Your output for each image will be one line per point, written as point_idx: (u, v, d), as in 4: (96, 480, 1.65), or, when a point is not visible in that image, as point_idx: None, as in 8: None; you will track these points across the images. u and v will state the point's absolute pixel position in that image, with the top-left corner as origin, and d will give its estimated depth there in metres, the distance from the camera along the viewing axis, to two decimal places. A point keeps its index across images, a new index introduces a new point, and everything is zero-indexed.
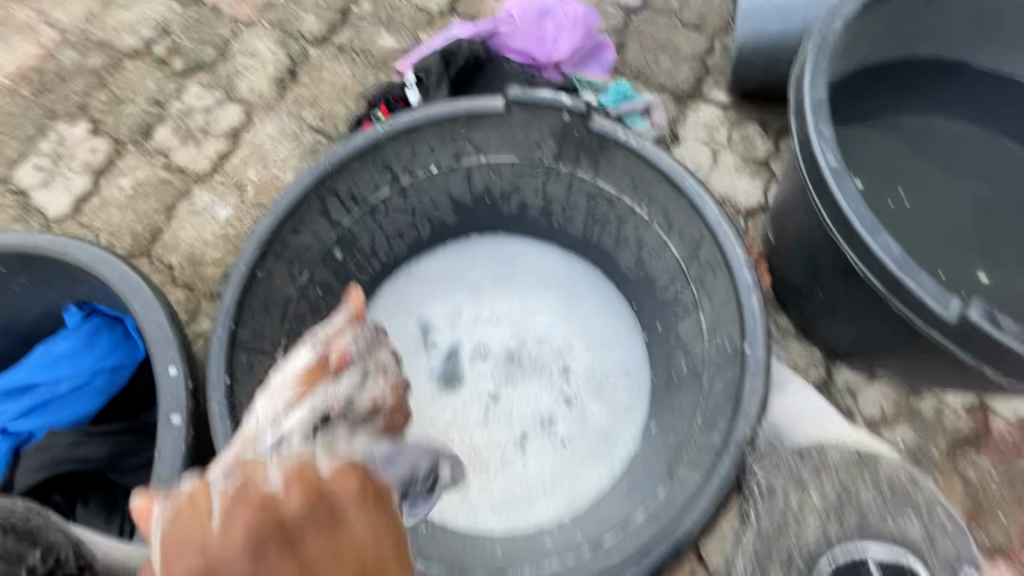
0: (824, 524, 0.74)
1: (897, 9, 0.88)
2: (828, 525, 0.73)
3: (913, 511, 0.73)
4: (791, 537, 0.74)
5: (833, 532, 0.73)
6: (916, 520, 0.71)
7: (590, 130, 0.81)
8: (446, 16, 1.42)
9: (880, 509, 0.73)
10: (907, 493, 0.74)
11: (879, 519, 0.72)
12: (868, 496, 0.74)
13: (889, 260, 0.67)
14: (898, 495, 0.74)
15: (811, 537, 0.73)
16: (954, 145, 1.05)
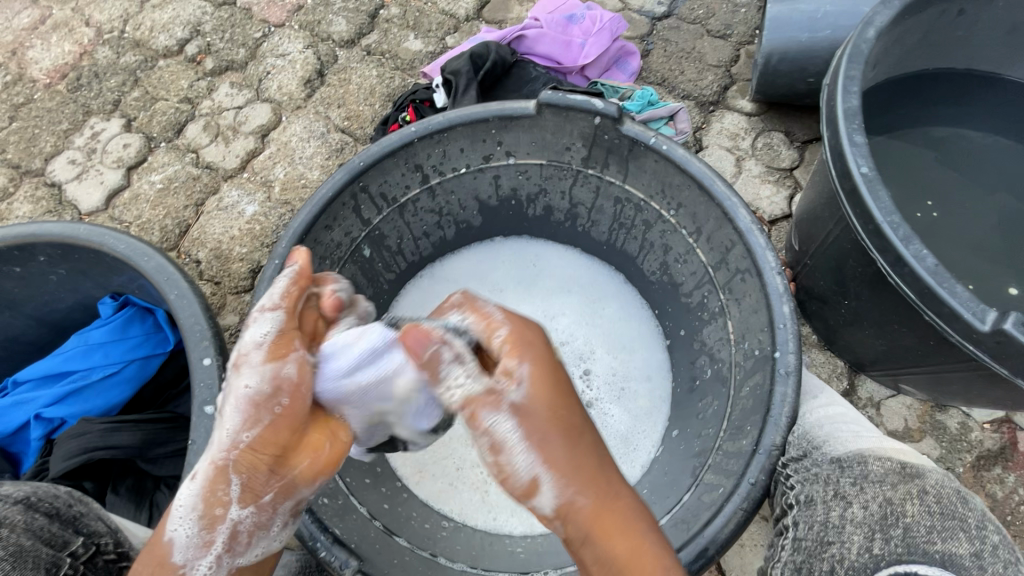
0: (867, 540, 0.58)
1: (931, 19, 0.86)
2: (872, 541, 0.57)
3: (977, 533, 0.57)
4: (830, 552, 0.58)
5: (878, 549, 0.57)
6: (980, 545, 0.56)
7: (621, 134, 0.82)
8: (473, 20, 1.44)
9: (937, 528, 0.57)
10: (970, 511, 0.59)
11: (930, 539, 0.56)
12: (922, 511, 0.58)
13: (922, 269, 0.66)
14: (954, 511, 0.58)
15: (853, 554, 0.57)
16: (979, 158, 1.05)
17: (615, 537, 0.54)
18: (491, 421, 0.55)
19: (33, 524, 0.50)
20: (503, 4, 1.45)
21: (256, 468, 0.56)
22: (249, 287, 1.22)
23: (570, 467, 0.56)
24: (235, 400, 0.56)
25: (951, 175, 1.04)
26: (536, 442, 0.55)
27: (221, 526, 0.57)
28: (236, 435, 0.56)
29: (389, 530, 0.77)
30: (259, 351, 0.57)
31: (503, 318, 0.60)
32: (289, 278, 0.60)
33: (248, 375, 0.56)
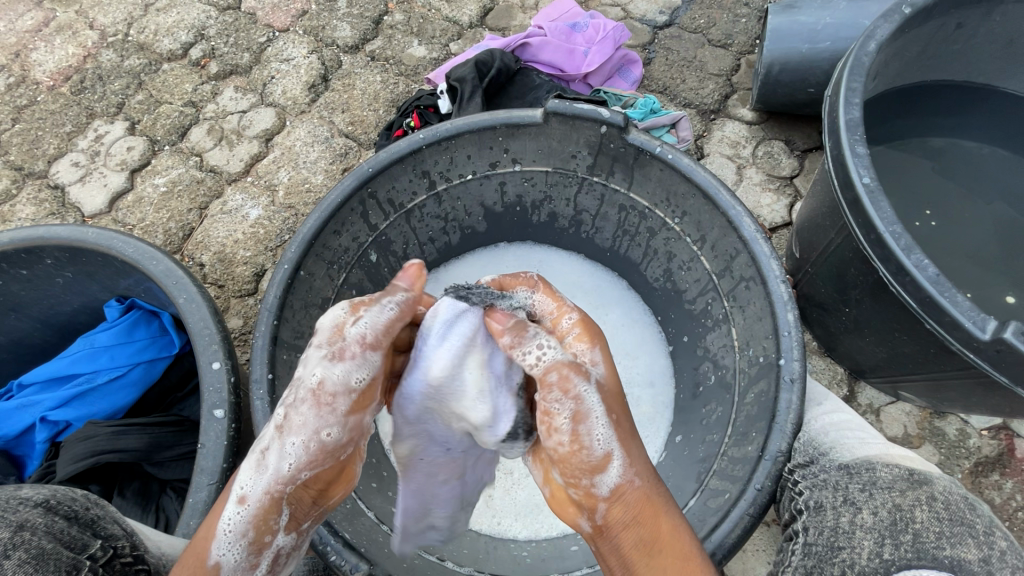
0: (878, 545, 0.56)
1: (929, 33, 0.88)
2: (883, 546, 0.56)
3: (986, 539, 0.56)
4: (841, 557, 0.58)
5: (889, 555, 0.55)
6: (990, 550, 0.54)
7: (627, 143, 0.83)
8: (477, 27, 1.45)
9: (947, 533, 0.56)
10: (979, 517, 0.58)
11: (941, 544, 0.55)
12: (931, 517, 0.57)
13: (924, 279, 0.68)
14: (963, 517, 0.57)
15: (864, 560, 0.56)
16: (975, 169, 1.07)
17: (662, 521, 0.57)
18: (581, 389, 0.57)
19: (53, 527, 0.50)
20: (507, 11, 1.47)
21: (303, 499, 0.59)
22: (253, 290, 1.22)
23: (631, 451, 0.58)
24: (305, 436, 0.56)
25: (948, 185, 1.06)
26: (614, 419, 0.58)
27: (265, 550, 0.57)
28: (295, 470, 0.56)
29: None
30: (344, 396, 0.57)
31: (574, 307, 0.68)
32: (397, 310, 0.62)
33: (330, 421, 0.56)
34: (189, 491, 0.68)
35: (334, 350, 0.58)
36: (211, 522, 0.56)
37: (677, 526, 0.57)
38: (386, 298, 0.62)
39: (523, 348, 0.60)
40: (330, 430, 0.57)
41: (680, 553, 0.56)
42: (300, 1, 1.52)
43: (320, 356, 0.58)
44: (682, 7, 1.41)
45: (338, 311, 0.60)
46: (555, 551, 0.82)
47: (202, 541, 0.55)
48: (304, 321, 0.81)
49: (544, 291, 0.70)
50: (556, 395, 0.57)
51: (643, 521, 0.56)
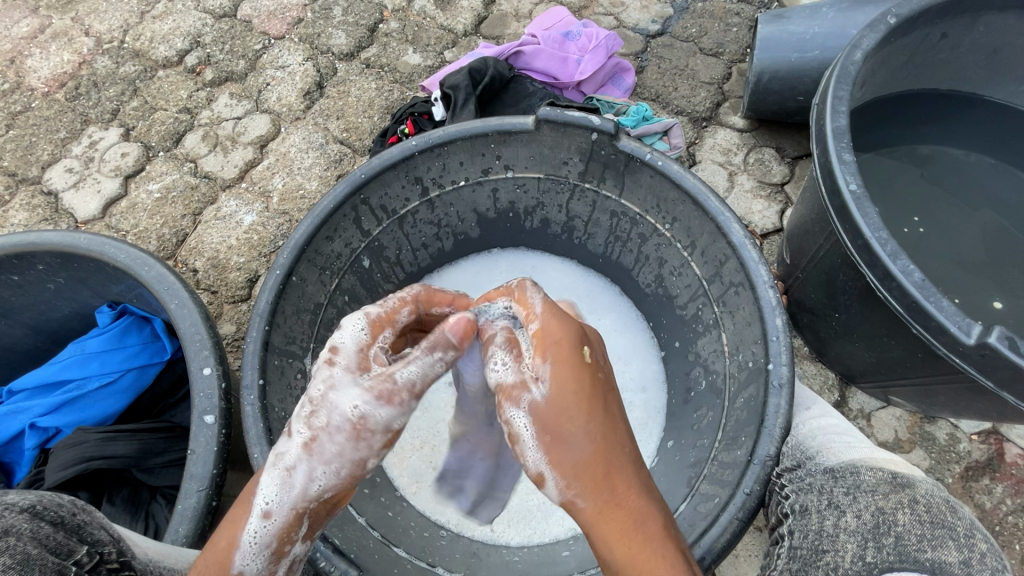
0: (861, 548, 0.57)
1: (915, 43, 0.90)
2: (865, 549, 0.57)
3: (967, 541, 0.56)
4: (825, 560, 0.58)
5: (871, 558, 0.56)
6: (970, 552, 0.55)
7: (617, 149, 0.84)
8: (471, 35, 1.47)
9: (928, 536, 0.56)
10: (959, 519, 0.58)
11: (921, 546, 0.55)
12: (912, 520, 0.58)
13: (910, 284, 0.68)
14: (943, 519, 0.58)
15: (847, 562, 0.56)
16: (961, 176, 1.09)
17: (618, 539, 0.55)
18: (508, 415, 0.59)
19: (38, 533, 0.49)
20: (501, 20, 1.48)
21: (322, 513, 0.58)
22: (246, 296, 1.22)
23: (571, 473, 0.57)
24: (339, 462, 0.55)
25: (936, 191, 1.07)
26: (544, 442, 0.57)
27: (285, 559, 0.57)
28: (325, 491, 0.56)
29: (388, 540, 0.78)
30: (383, 434, 0.56)
31: (542, 310, 0.62)
32: (445, 364, 0.58)
33: (370, 449, 0.55)
34: (178, 497, 0.68)
35: (381, 392, 0.55)
36: (231, 533, 0.55)
37: (645, 548, 0.54)
38: (434, 349, 0.57)
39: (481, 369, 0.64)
40: (364, 459, 0.56)
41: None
42: (296, 9, 1.53)
43: (362, 389, 0.55)
44: (674, 17, 1.43)
45: (359, 332, 0.60)
46: (546, 558, 0.82)
47: (220, 555, 0.54)
48: (295, 327, 0.81)
49: (516, 300, 0.64)
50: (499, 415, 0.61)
51: (591, 537, 0.57)
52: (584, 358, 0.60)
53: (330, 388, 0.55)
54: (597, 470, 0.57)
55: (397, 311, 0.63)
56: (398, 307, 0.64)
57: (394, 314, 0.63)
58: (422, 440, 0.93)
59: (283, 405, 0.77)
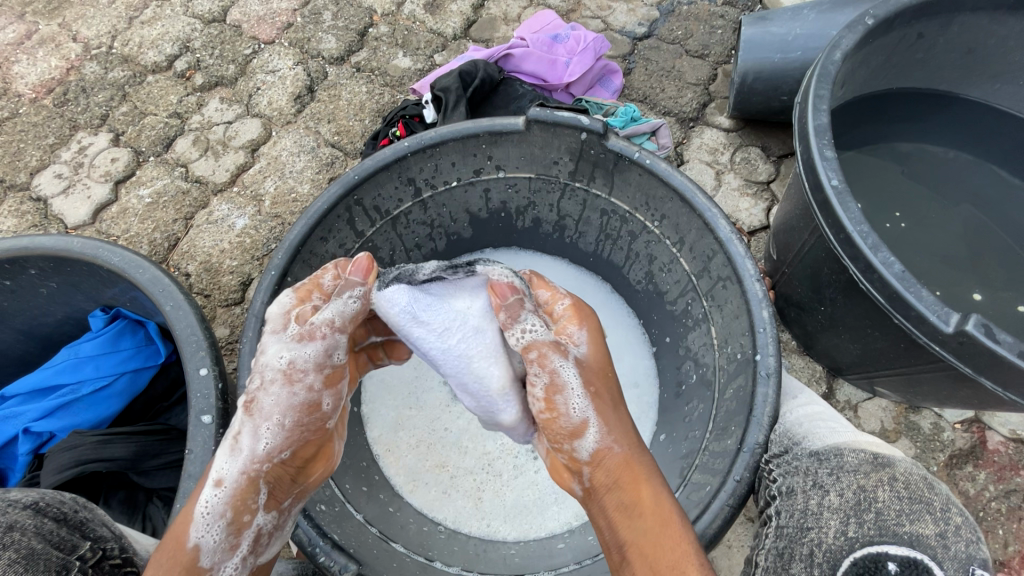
0: (843, 524, 0.59)
1: (894, 42, 0.92)
2: (848, 525, 0.59)
3: (942, 515, 0.59)
4: (809, 537, 0.60)
5: (853, 533, 0.58)
6: (946, 526, 0.58)
7: (606, 149, 0.85)
8: (460, 39, 1.48)
9: (906, 511, 0.58)
10: (936, 494, 0.60)
11: (899, 520, 0.58)
12: (892, 496, 0.60)
13: (890, 275, 0.71)
14: (921, 496, 0.60)
15: (830, 538, 0.59)
16: (941, 172, 1.12)
17: (643, 483, 0.61)
18: (557, 365, 0.64)
19: (42, 528, 0.53)
20: (490, 23, 1.50)
21: (283, 477, 0.61)
22: (239, 299, 1.22)
23: (610, 423, 0.63)
24: (280, 418, 0.60)
25: (917, 187, 1.10)
26: (592, 392, 0.64)
27: (246, 531, 0.59)
28: (274, 449, 0.60)
29: (386, 536, 0.78)
30: (316, 372, 0.62)
31: (566, 292, 0.71)
32: (359, 301, 0.66)
33: (299, 389, 0.61)
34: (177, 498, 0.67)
35: (304, 332, 0.63)
36: (188, 508, 0.58)
37: (660, 496, 0.59)
38: (345, 292, 0.66)
39: (513, 326, 0.67)
40: (301, 402, 0.61)
41: (659, 519, 0.58)
42: (286, 14, 1.54)
43: (284, 340, 0.63)
44: (660, 19, 1.46)
45: (284, 300, 0.66)
46: (543, 551, 0.83)
47: (179, 527, 0.57)
48: None
49: (535, 281, 0.72)
50: (534, 368, 0.64)
51: (624, 486, 0.61)
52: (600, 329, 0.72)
53: (260, 352, 0.63)
54: (628, 426, 0.65)
55: (321, 278, 0.68)
56: (324, 274, 0.68)
57: (318, 281, 0.68)
58: (419, 439, 0.94)
59: None
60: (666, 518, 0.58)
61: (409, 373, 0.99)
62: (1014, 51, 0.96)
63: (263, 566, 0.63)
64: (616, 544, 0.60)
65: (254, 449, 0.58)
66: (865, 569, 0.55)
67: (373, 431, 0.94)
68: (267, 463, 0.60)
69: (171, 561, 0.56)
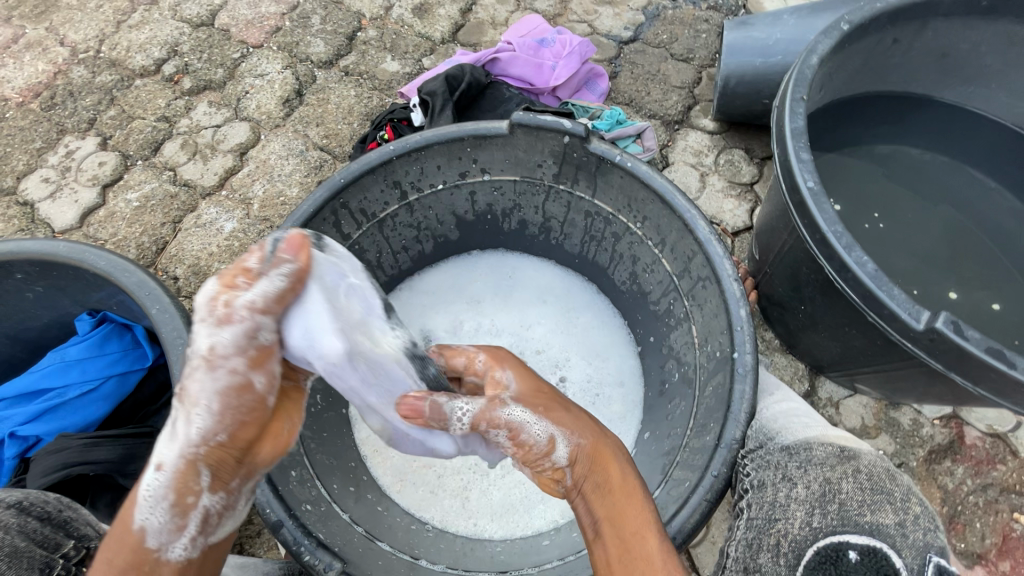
0: (809, 515, 0.61)
1: (869, 46, 0.94)
2: (812, 515, 0.61)
3: (902, 505, 0.60)
4: (777, 528, 0.62)
5: (817, 523, 0.60)
6: (904, 515, 0.59)
7: (589, 151, 0.87)
8: (448, 43, 1.50)
9: (868, 501, 0.60)
10: (897, 485, 0.62)
11: (861, 511, 0.59)
12: (856, 488, 0.62)
13: (864, 274, 0.72)
14: (883, 486, 0.62)
15: (797, 529, 0.61)
16: (919, 173, 1.15)
17: (612, 465, 0.61)
18: (505, 411, 0.61)
19: (26, 527, 0.55)
20: (478, 27, 1.51)
21: (224, 460, 0.56)
22: None
23: (571, 424, 0.62)
24: (208, 401, 0.53)
25: (896, 188, 1.12)
26: (543, 409, 0.62)
27: (193, 511, 0.56)
28: (209, 433, 0.53)
29: (372, 535, 0.79)
30: (239, 355, 0.53)
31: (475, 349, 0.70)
32: (287, 278, 0.55)
33: (222, 375, 0.52)
34: None
35: (218, 315, 0.52)
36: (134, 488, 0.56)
37: (627, 474, 0.61)
38: (276, 268, 0.55)
39: (450, 421, 0.61)
40: (233, 387, 0.53)
41: (624, 492, 0.60)
42: (274, 18, 1.55)
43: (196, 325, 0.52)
44: (646, 24, 1.48)
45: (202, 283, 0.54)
46: (528, 548, 0.84)
47: (125, 508, 0.56)
48: None
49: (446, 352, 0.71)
50: (495, 430, 0.61)
51: (597, 470, 0.61)
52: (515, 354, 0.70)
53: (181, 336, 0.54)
54: (585, 417, 0.64)
55: (246, 259, 0.55)
56: (246, 255, 0.55)
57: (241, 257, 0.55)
58: None
59: None
60: (630, 491, 0.60)
61: None
62: (986, 55, 0.99)
63: (219, 544, 0.61)
64: (589, 522, 0.61)
65: (185, 434, 0.53)
66: (827, 558, 0.57)
67: (360, 432, 0.95)
68: (196, 449, 0.54)
69: (119, 543, 0.55)
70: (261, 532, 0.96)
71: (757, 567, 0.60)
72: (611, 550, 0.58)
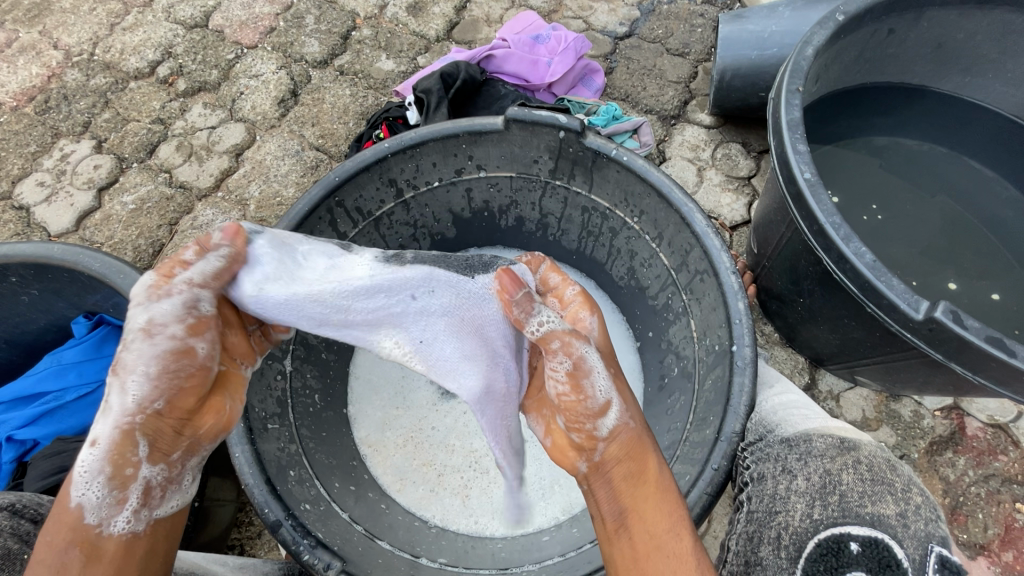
0: (809, 507, 0.61)
1: (864, 39, 0.94)
2: (813, 507, 0.60)
3: (903, 495, 0.60)
4: (777, 520, 0.62)
5: (818, 515, 0.60)
6: (905, 505, 0.59)
7: (585, 147, 0.86)
8: (443, 41, 1.49)
9: (869, 492, 0.60)
10: (898, 476, 0.62)
11: (861, 502, 0.59)
12: (856, 479, 0.61)
13: (862, 264, 0.72)
14: (883, 477, 0.62)
15: (797, 521, 0.61)
16: (918, 163, 1.14)
17: (649, 460, 0.60)
18: (584, 353, 0.58)
19: (18, 529, 0.58)
20: (472, 25, 1.51)
21: (163, 429, 0.56)
22: None
23: (627, 396, 0.61)
24: (144, 367, 0.53)
25: (893, 179, 1.12)
26: (614, 373, 0.61)
27: (133, 484, 0.56)
28: (145, 399, 0.54)
29: (372, 534, 0.79)
30: (178, 322, 0.54)
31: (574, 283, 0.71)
32: (224, 261, 0.58)
33: (159, 341, 0.53)
34: None
35: (156, 289, 0.54)
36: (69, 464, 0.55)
37: (662, 469, 0.61)
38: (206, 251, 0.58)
39: (528, 322, 0.58)
40: (169, 354, 0.54)
41: (656, 485, 0.59)
42: (268, 18, 1.54)
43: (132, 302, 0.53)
44: (640, 19, 1.47)
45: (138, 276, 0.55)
46: (528, 545, 0.84)
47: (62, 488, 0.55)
48: None
49: (548, 267, 0.72)
50: (558, 357, 0.58)
51: (635, 459, 0.60)
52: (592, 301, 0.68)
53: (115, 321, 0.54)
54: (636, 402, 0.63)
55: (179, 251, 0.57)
56: (181, 250, 0.57)
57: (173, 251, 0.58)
58: (405, 438, 0.94)
59: (263, 406, 0.77)
60: (665, 489, 0.60)
61: (396, 374, 0.99)
62: (983, 44, 0.98)
63: (169, 518, 0.60)
64: (615, 509, 0.60)
65: (117, 402, 0.52)
66: (828, 550, 0.57)
67: (360, 431, 0.94)
68: (134, 417, 0.54)
69: (57, 522, 0.55)
70: (261, 533, 0.96)
71: (758, 560, 0.61)
72: (638, 543, 0.57)
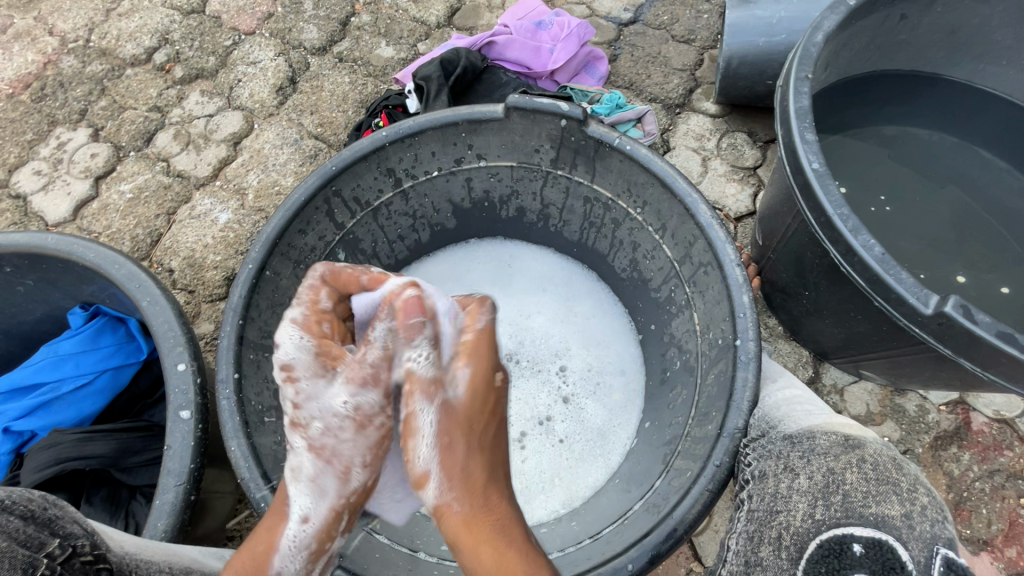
0: (811, 507, 0.60)
1: (876, 25, 0.91)
2: (815, 507, 0.59)
3: (909, 496, 0.59)
4: (778, 520, 0.61)
5: (820, 515, 0.59)
6: (911, 506, 0.58)
7: (587, 135, 0.84)
8: (444, 27, 1.46)
9: (873, 492, 0.59)
10: (904, 475, 0.61)
11: (866, 503, 0.58)
12: (860, 478, 0.60)
13: (870, 258, 0.70)
14: (888, 476, 0.60)
15: (798, 521, 0.60)
16: (927, 153, 1.12)
17: (482, 546, 0.57)
18: (417, 409, 0.61)
19: (8, 526, 0.50)
20: (474, 10, 1.48)
21: (357, 502, 0.65)
22: (224, 294, 1.21)
23: (461, 469, 0.60)
24: (359, 458, 0.64)
25: (901, 169, 1.10)
26: (444, 442, 0.61)
27: (323, 556, 0.64)
28: (354, 479, 0.64)
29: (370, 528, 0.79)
30: (381, 412, 0.65)
31: (481, 328, 0.65)
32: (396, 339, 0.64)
33: (341, 394, 0.63)
34: (155, 492, 0.69)
35: (325, 364, 0.65)
36: (269, 537, 0.61)
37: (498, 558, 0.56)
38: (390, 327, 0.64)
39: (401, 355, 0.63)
40: (372, 443, 0.65)
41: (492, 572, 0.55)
42: (266, 4, 1.51)
43: (309, 378, 0.64)
44: (646, 4, 1.44)
45: (295, 338, 0.65)
46: None
47: (259, 552, 0.61)
48: (269, 320, 0.81)
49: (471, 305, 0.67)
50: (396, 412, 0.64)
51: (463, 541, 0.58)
52: (473, 354, 0.63)
53: (304, 396, 0.64)
54: (482, 477, 0.61)
55: (316, 300, 0.68)
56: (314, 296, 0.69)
57: (317, 306, 0.68)
58: None
59: (259, 399, 0.76)
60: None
61: None
62: (997, 30, 0.95)
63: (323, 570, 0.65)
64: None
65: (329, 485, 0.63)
66: (831, 551, 0.56)
67: None
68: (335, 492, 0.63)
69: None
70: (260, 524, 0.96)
71: (759, 560, 0.60)
72: None
